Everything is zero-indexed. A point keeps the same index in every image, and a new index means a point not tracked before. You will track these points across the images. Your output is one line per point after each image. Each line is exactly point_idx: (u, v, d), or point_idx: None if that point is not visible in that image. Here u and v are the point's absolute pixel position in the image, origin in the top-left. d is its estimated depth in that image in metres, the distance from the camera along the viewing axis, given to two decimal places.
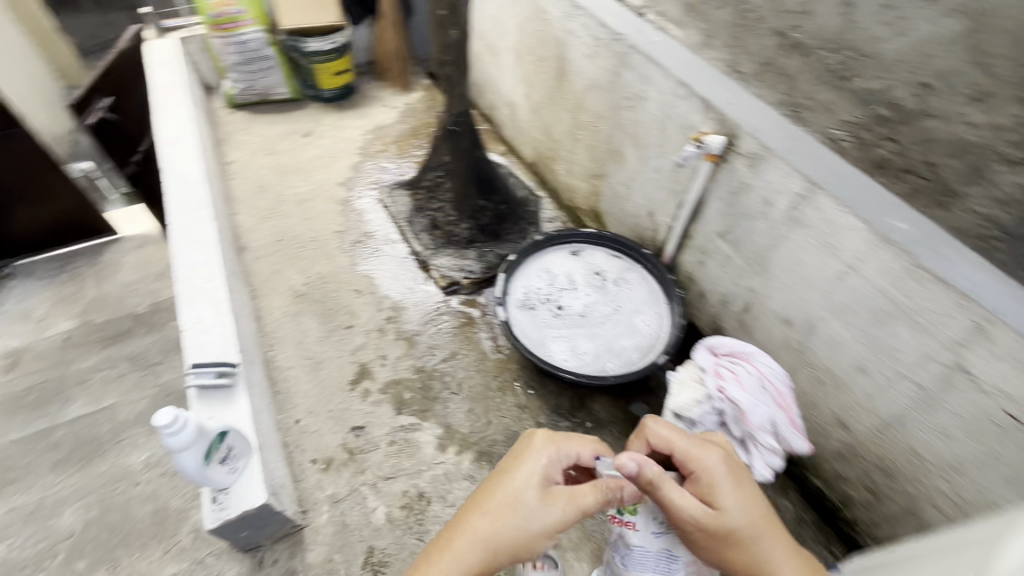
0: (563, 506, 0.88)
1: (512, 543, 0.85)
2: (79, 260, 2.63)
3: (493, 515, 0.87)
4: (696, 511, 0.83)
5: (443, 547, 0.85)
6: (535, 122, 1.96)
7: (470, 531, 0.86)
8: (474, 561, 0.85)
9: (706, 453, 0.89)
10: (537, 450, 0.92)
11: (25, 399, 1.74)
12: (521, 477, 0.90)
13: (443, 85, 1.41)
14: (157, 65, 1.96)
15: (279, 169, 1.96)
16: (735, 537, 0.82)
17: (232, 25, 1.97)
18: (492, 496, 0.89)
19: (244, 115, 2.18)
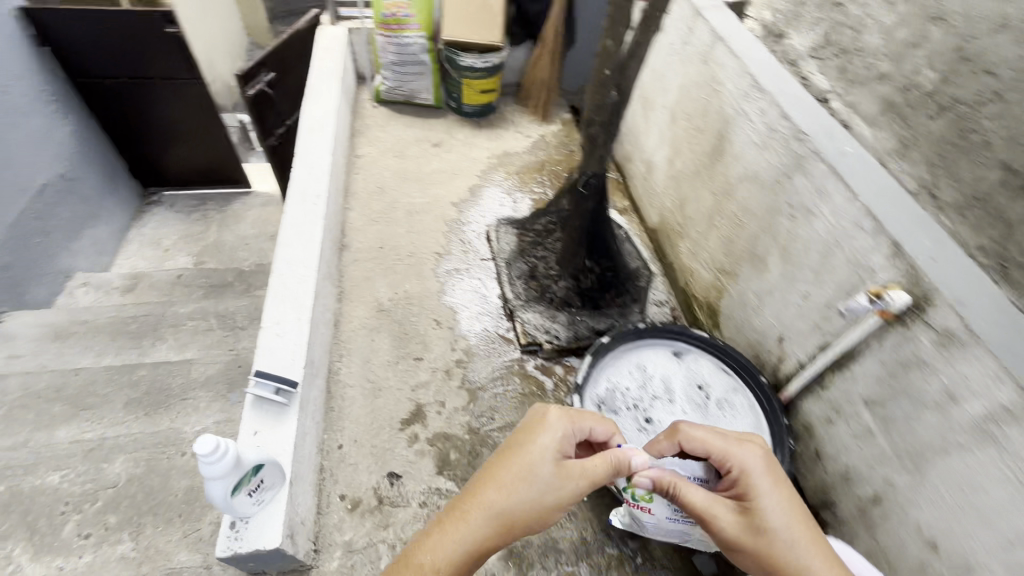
0: (578, 484, 0.86)
1: (528, 517, 0.83)
2: (213, 203, 2.87)
3: (507, 489, 0.85)
4: (716, 509, 0.85)
5: (455, 515, 0.83)
6: (669, 190, 1.80)
7: (484, 502, 0.84)
8: (488, 532, 0.83)
9: (742, 452, 0.88)
10: (553, 426, 0.90)
11: (127, 325, 1.88)
12: (537, 452, 0.87)
13: (584, 142, 1.29)
14: (322, 51, 2.05)
15: (401, 174, 1.98)
16: (768, 538, 0.80)
17: (398, 27, 2.00)
18: (507, 467, 0.87)
19: (386, 111, 2.23)
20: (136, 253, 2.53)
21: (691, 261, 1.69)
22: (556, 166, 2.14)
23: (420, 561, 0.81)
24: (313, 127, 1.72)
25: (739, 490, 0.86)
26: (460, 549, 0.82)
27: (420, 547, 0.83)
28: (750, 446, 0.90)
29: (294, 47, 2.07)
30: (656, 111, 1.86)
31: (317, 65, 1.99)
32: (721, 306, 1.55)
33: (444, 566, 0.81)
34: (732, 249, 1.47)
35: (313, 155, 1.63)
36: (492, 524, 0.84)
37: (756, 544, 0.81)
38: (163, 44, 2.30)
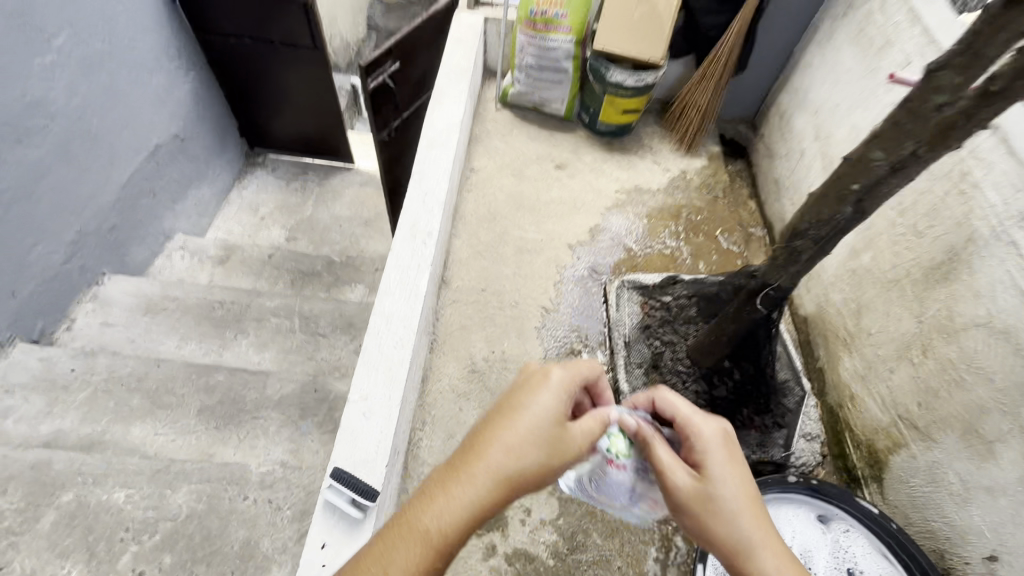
0: (577, 443, 0.87)
1: (535, 479, 0.80)
2: (314, 174, 2.79)
3: (515, 449, 0.80)
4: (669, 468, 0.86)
5: (461, 476, 0.78)
6: (842, 284, 1.46)
7: (491, 463, 0.79)
8: (495, 496, 0.79)
9: (705, 422, 0.89)
10: (553, 384, 0.87)
11: (213, 312, 1.83)
12: (543, 411, 0.84)
13: (777, 249, 0.99)
14: (454, 43, 1.82)
15: (517, 200, 1.76)
16: (713, 504, 0.81)
17: (545, 27, 1.72)
18: (511, 427, 0.82)
19: (509, 117, 1.99)
20: (234, 217, 2.51)
21: (857, 384, 1.36)
22: (694, 215, 1.82)
23: (426, 527, 0.75)
24: (432, 143, 1.51)
25: (696, 457, 0.87)
26: (467, 510, 0.76)
27: (422, 509, 0.77)
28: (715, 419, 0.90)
29: (423, 32, 1.85)
30: None
31: (446, 60, 1.76)
32: (891, 460, 1.22)
33: (451, 527, 0.76)
34: (931, 401, 1.13)
35: (430, 179, 1.43)
36: (501, 485, 0.79)
37: (701, 509, 0.81)
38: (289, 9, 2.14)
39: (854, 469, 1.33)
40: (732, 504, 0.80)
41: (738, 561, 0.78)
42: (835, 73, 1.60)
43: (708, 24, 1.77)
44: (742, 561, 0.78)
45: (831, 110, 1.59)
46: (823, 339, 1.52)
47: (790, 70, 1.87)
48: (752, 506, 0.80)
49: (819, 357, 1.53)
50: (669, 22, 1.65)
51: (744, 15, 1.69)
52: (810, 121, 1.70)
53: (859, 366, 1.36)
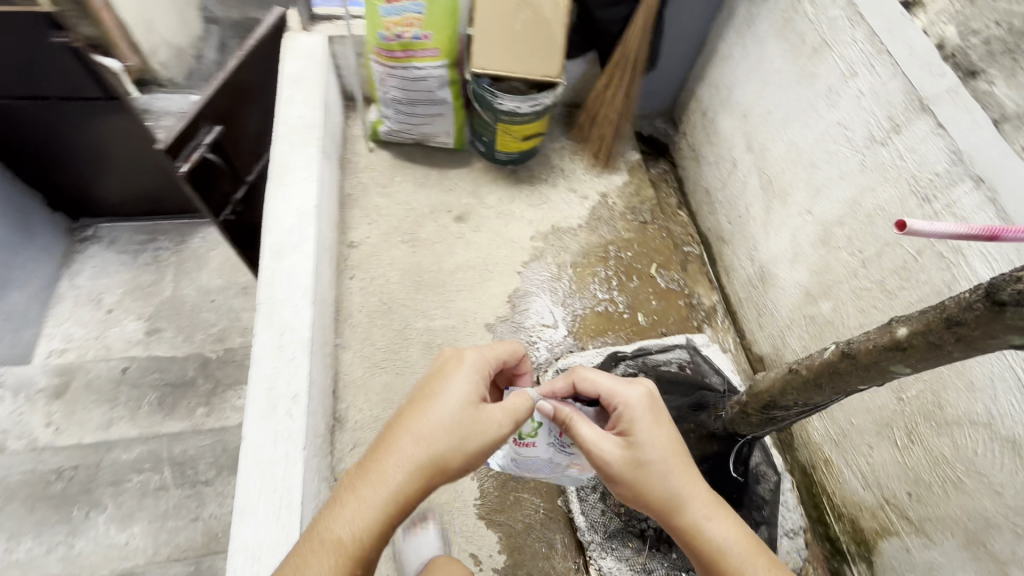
0: (500, 420, 0.78)
1: (451, 464, 0.72)
2: (167, 236, 2.26)
3: (425, 439, 0.73)
4: (597, 442, 0.85)
5: (366, 474, 0.71)
6: (799, 332, 1.28)
7: (400, 458, 0.71)
8: (408, 493, 0.71)
9: (627, 390, 0.88)
10: (463, 369, 0.80)
11: (50, 488, 1.46)
12: (454, 394, 0.77)
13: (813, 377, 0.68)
14: (291, 83, 1.38)
15: (414, 277, 1.42)
16: (644, 468, 0.83)
17: (405, 55, 1.32)
18: (420, 419, 0.74)
19: (387, 160, 1.60)
20: (70, 317, 1.99)
21: (830, 449, 1.21)
22: (624, 251, 1.56)
23: (334, 536, 0.68)
24: (281, 251, 1.13)
25: (621, 425, 0.87)
26: (379, 510, 0.69)
27: (329, 518, 0.69)
28: (639, 385, 0.89)
29: (240, 70, 1.37)
30: (793, 210, 1.26)
31: (283, 112, 1.32)
32: (880, 544, 1.09)
33: (366, 531, 0.68)
34: (923, 495, 0.98)
35: (285, 309, 1.07)
36: (413, 479, 0.72)
37: (632, 475, 0.83)
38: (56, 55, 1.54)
39: (837, 541, 1.20)
40: (660, 462, 0.83)
41: (671, 514, 0.81)
42: (761, 71, 1.34)
43: (608, 18, 1.43)
44: (673, 514, 0.82)
45: (763, 118, 1.34)
46: None
47: (707, 58, 1.58)
48: (679, 461, 0.83)
49: None
50: (562, 29, 1.31)
51: (647, 7, 1.36)
52: (740, 127, 1.44)
53: (830, 428, 1.21)
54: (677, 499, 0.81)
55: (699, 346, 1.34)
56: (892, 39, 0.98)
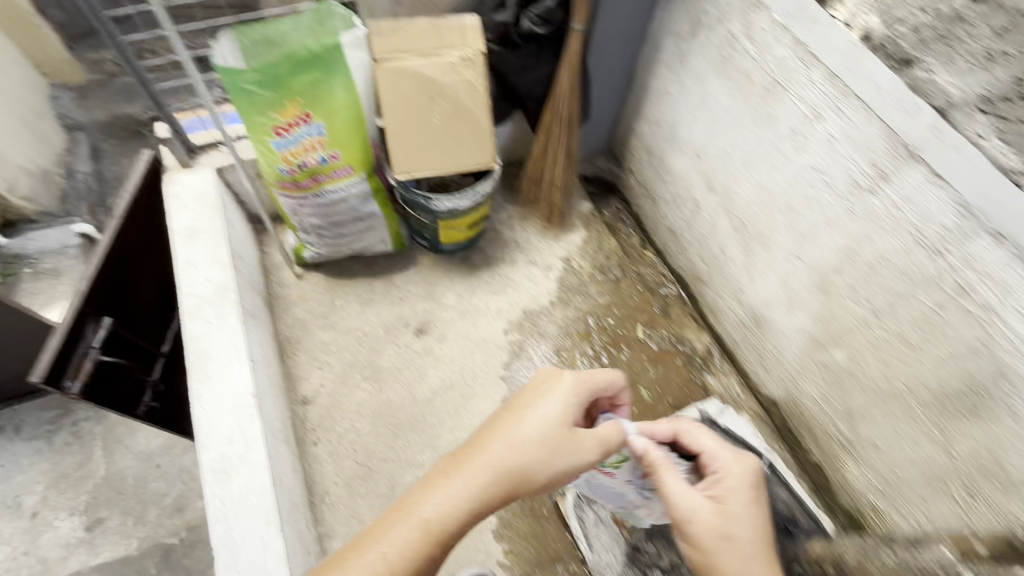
0: (590, 448, 0.76)
1: (535, 476, 0.73)
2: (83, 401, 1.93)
3: (516, 447, 0.74)
4: (683, 498, 0.77)
5: (460, 465, 0.74)
6: (813, 378, 1.19)
7: (489, 459, 0.73)
8: (491, 495, 0.73)
9: (733, 461, 0.81)
10: (564, 388, 0.78)
11: None
12: (552, 412, 0.76)
13: None
14: (184, 240, 1.14)
15: (387, 419, 1.24)
16: (728, 542, 0.74)
17: (316, 180, 1.12)
18: (513, 426, 0.76)
19: (322, 282, 1.39)
20: None
21: (877, 498, 1.12)
22: (605, 318, 1.44)
23: (418, 517, 0.71)
24: (226, 468, 0.93)
25: (715, 490, 0.79)
26: (464, 502, 0.72)
27: (417, 501, 0.72)
28: (745, 456, 0.82)
29: (121, 239, 1.13)
30: (778, 254, 1.16)
31: (183, 281, 1.10)
32: None
33: (454, 517, 0.71)
34: None
35: (249, 546, 0.87)
36: (499, 483, 0.73)
37: (712, 546, 0.74)
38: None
39: None
40: (744, 543, 0.74)
41: None
42: (707, 109, 1.22)
43: (529, 81, 1.26)
44: None
45: (720, 160, 1.23)
46: (807, 431, 1.27)
47: (640, 93, 1.45)
48: (767, 550, 0.74)
49: (809, 451, 1.28)
50: (485, 112, 1.14)
51: (569, 64, 1.21)
52: (695, 168, 1.33)
53: (873, 477, 1.12)
54: None
55: (716, 417, 1.22)
56: (852, 76, 0.88)
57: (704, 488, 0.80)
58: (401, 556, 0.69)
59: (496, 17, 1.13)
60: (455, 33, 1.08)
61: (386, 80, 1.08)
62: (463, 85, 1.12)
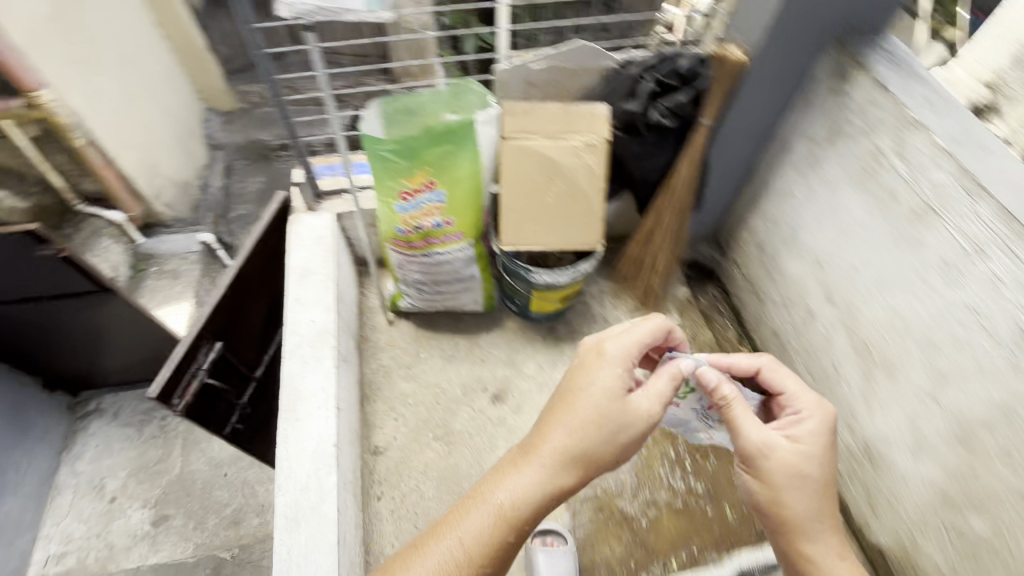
0: (646, 413, 0.80)
1: (600, 450, 0.77)
2: None
3: (577, 430, 0.78)
4: (760, 438, 0.82)
5: (527, 457, 0.78)
6: (939, 541, 1.02)
7: (550, 447, 0.78)
8: (561, 481, 0.77)
9: (814, 404, 0.85)
10: (611, 364, 0.81)
11: None
12: (602, 390, 0.80)
13: None
14: (298, 280, 1.21)
15: (452, 487, 1.20)
16: (798, 481, 0.80)
17: (427, 241, 1.16)
18: (567, 407, 0.80)
19: (410, 332, 1.42)
20: (69, 512, 1.80)
21: None
22: None
23: (492, 503, 0.77)
24: (298, 517, 0.93)
25: (789, 430, 0.84)
26: (537, 491, 0.76)
27: (487, 490, 0.78)
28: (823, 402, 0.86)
29: (244, 271, 1.22)
30: (907, 389, 1.03)
31: (291, 318, 1.16)
32: None
33: (528, 504, 0.76)
34: None
35: None
36: (568, 467, 0.78)
37: (783, 481, 0.80)
38: (47, 276, 1.38)
39: None
40: (814, 480, 0.80)
41: (798, 530, 0.80)
42: (837, 218, 1.14)
43: (645, 167, 1.26)
44: (801, 533, 0.80)
45: (846, 275, 1.14)
46: None
47: (758, 188, 1.40)
48: (828, 485, 0.81)
49: None
50: (599, 195, 1.14)
51: (689, 157, 1.19)
52: (813, 276, 1.24)
53: None
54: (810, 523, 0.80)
55: None
56: None
57: (777, 425, 0.85)
58: (484, 540, 0.75)
59: (625, 106, 1.15)
60: (582, 120, 1.10)
61: (508, 157, 1.12)
62: (582, 169, 1.12)
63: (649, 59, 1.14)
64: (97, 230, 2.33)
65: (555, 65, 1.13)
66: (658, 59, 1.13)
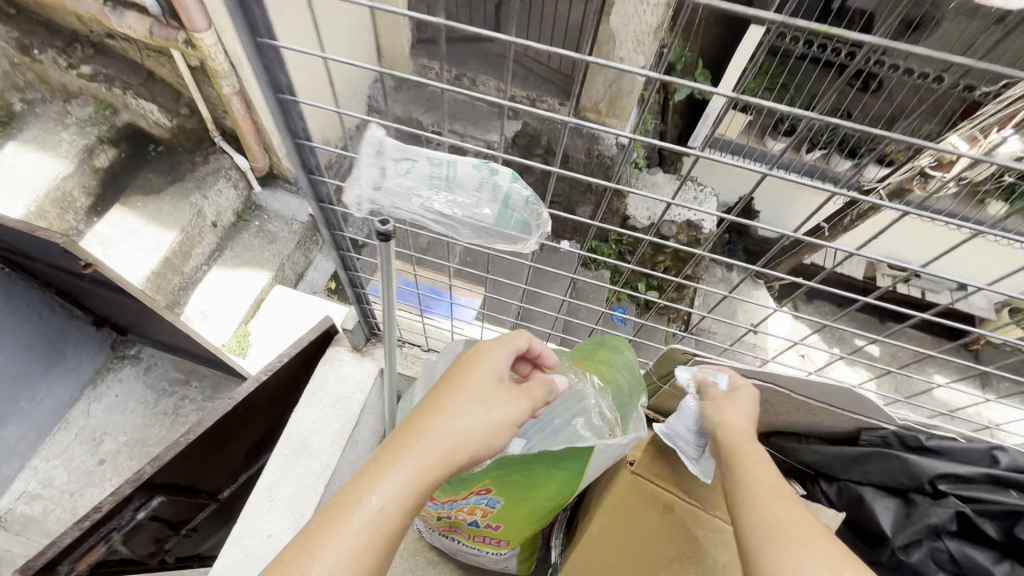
0: (528, 399, 0.54)
1: (478, 438, 0.50)
2: (194, 385, 1.90)
3: (447, 409, 0.51)
4: (742, 409, 0.60)
5: (385, 455, 0.49)
6: None
7: (423, 437, 0.49)
8: (431, 476, 0.48)
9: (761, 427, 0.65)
10: (489, 348, 0.57)
11: None
12: (479, 370, 0.54)
13: None
14: (287, 459, 0.88)
15: None
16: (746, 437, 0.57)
17: (449, 527, 0.75)
18: (440, 394, 0.53)
19: (409, 541, 1.03)
20: (61, 454, 1.73)
21: None
22: None
23: (367, 512, 0.46)
24: None
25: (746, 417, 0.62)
26: (406, 494, 0.47)
27: (355, 495, 0.46)
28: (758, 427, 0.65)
29: (225, 416, 0.90)
30: None
31: (247, 520, 0.83)
32: None
33: (393, 517, 0.46)
34: None
35: None
36: (441, 459, 0.49)
37: (728, 423, 0.58)
38: (79, 275, 1.18)
39: None
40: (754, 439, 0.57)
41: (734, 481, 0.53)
42: None
43: None
44: (736, 489, 0.52)
45: None
46: None
47: None
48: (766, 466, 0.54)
49: None
50: None
51: None
52: None
53: None
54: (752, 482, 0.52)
55: None
56: None
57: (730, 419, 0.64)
58: None
59: (871, 505, 0.62)
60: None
61: (628, 490, 0.67)
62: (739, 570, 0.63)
63: (959, 463, 0.59)
64: (220, 169, 2.23)
65: (772, 389, 0.65)
66: (983, 475, 0.58)
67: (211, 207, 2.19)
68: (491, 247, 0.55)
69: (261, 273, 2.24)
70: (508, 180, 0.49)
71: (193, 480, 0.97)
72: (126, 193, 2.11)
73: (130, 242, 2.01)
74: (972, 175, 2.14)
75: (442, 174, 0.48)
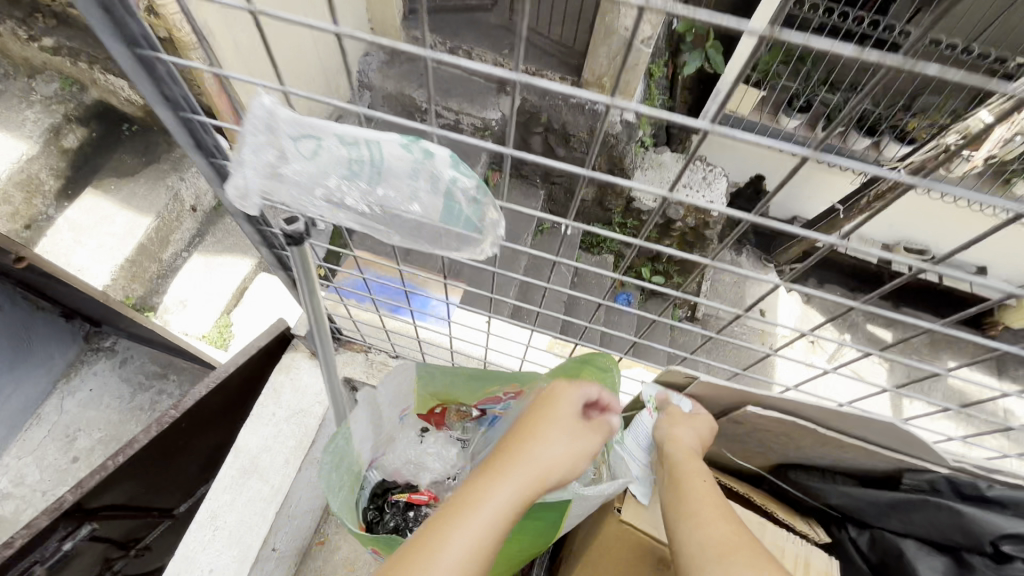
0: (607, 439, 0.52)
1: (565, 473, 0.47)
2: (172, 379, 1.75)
3: (540, 439, 0.48)
4: (693, 427, 0.54)
5: (482, 478, 0.45)
6: None
7: (519, 463, 0.46)
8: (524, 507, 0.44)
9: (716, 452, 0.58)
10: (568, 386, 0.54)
11: None
12: (562, 405, 0.52)
13: None
14: (233, 481, 0.78)
15: None
16: (693, 451, 0.51)
17: None
18: (529, 424, 0.50)
19: None
20: (33, 452, 1.53)
21: None
22: None
23: (470, 533, 0.41)
24: None
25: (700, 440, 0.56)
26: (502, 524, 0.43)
27: (457, 518, 0.42)
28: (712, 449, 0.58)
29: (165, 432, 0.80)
30: None
31: (186, 553, 0.73)
32: None
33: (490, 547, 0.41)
34: None
35: None
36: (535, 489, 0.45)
37: (677, 434, 0.53)
38: None
39: None
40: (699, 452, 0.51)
41: (675, 492, 0.47)
42: None
43: None
44: (677, 500, 0.46)
45: None
46: None
47: None
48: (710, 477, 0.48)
49: None
50: None
51: None
52: None
53: None
54: (698, 495, 0.46)
55: None
56: None
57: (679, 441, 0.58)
58: None
59: (913, 562, 0.51)
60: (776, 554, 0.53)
61: (623, 535, 0.55)
62: None
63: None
64: None
65: (792, 422, 0.53)
66: None
67: (188, 190, 2.07)
68: (436, 253, 0.42)
69: (244, 260, 2.13)
70: (448, 165, 0.37)
71: (138, 499, 0.87)
72: (98, 176, 1.99)
73: (102, 228, 1.90)
74: (999, 155, 1.98)
75: (361, 155, 0.36)
